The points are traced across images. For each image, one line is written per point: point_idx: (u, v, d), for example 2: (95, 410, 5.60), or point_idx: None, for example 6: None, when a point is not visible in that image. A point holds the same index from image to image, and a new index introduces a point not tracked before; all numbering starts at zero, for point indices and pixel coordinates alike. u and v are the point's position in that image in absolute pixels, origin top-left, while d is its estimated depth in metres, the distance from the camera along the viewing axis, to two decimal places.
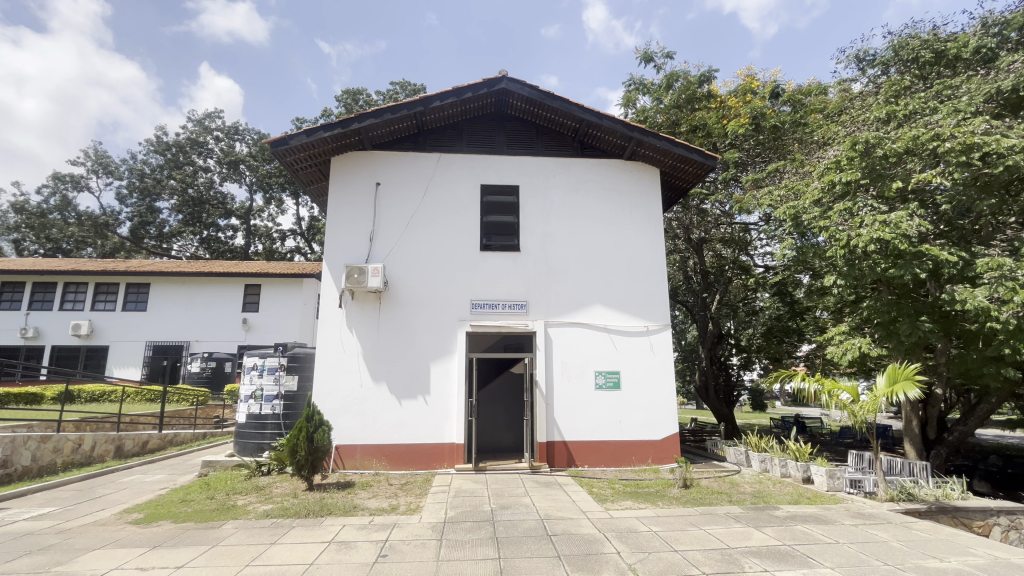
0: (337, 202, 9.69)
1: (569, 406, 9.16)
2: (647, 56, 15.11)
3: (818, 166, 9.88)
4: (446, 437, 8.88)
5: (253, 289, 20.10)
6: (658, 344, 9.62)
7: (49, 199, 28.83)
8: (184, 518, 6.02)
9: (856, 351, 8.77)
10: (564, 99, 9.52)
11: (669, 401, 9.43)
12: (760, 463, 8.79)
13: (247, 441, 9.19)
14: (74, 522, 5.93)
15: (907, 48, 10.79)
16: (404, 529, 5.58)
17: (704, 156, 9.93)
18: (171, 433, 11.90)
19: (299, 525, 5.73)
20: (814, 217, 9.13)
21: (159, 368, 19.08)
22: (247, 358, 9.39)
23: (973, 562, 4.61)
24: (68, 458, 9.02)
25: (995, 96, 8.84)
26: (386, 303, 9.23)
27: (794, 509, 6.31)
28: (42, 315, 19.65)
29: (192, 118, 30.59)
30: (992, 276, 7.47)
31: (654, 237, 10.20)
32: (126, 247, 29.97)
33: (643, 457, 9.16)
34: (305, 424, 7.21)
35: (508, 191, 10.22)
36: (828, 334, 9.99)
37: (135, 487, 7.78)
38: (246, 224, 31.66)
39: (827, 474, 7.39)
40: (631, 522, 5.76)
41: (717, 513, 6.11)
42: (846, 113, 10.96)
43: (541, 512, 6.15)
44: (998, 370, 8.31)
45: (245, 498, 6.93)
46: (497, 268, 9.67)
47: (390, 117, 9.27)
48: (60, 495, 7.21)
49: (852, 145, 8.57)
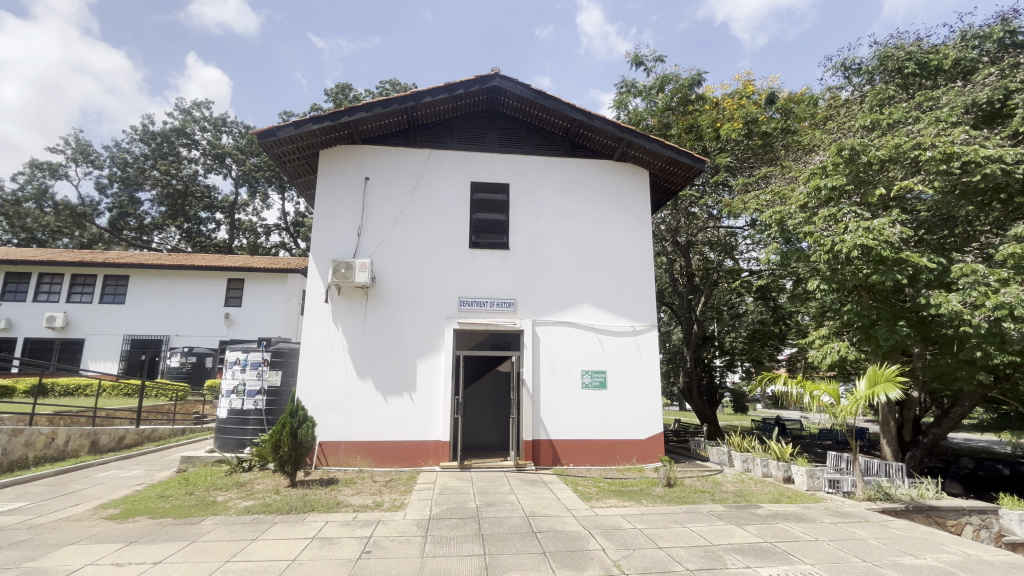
0: (325, 196, 9.58)
1: (554, 405, 9.17)
2: (638, 59, 15.20)
3: (803, 172, 10.01)
4: (431, 435, 8.83)
5: (236, 284, 19.78)
6: (644, 344, 9.69)
7: (25, 187, 28.10)
8: (161, 514, 5.90)
9: (836, 355, 8.91)
10: (556, 98, 9.56)
11: (654, 401, 9.50)
12: (743, 463, 8.89)
13: (228, 437, 9.04)
14: (46, 517, 5.74)
15: (891, 59, 10.92)
16: (389, 525, 5.53)
17: (692, 158, 10.03)
18: (149, 428, 11.61)
19: (281, 521, 5.64)
20: (799, 222, 9.22)
21: (137, 362, 18.62)
22: (230, 353, 9.26)
23: (947, 559, 4.73)
24: (41, 453, 8.79)
25: (973, 107, 9.10)
26: (373, 299, 9.15)
27: (776, 508, 6.39)
28: (14, 306, 19.07)
29: (178, 107, 30.00)
30: (967, 281, 7.69)
31: (641, 238, 10.26)
32: (104, 239, 29.30)
33: (627, 455, 9.22)
34: (288, 420, 7.14)
35: (499, 189, 10.21)
36: (809, 337, 10.12)
37: (110, 482, 7.58)
38: (231, 217, 31.17)
39: (807, 473, 7.56)
40: (616, 519, 5.79)
41: (701, 511, 6.18)
42: (833, 120, 11.15)
43: (526, 510, 6.15)
44: (972, 374, 8.54)
45: (225, 494, 6.81)
46: (486, 265, 9.65)
47: (381, 111, 9.18)
48: (31, 490, 6.99)
49: (838, 151, 8.70)
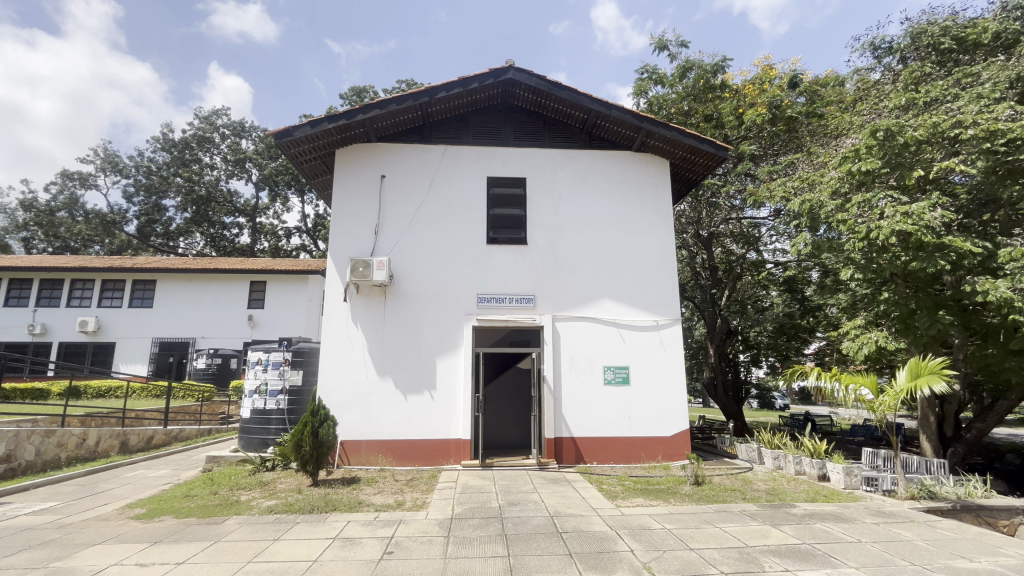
0: (341, 195, 9.57)
1: (576, 403, 8.99)
2: (661, 44, 14.84)
3: (833, 156, 9.57)
4: (452, 433, 8.75)
5: (258, 286, 20.07)
6: (668, 338, 9.44)
7: (57, 197, 29.13)
8: (186, 514, 5.93)
9: (873, 346, 8.44)
10: (571, 89, 9.35)
11: (680, 397, 9.24)
12: (773, 460, 8.55)
13: (252, 436, 9.11)
14: (75, 517, 5.82)
15: (925, 35, 10.27)
16: (411, 525, 5.44)
17: (715, 146, 9.71)
18: (177, 428, 11.83)
19: (303, 520, 5.61)
20: (830, 210, 8.78)
21: (165, 365, 19.07)
22: (252, 353, 9.34)
23: (1005, 563, 4.40)
24: (73, 453, 8.98)
25: (1018, 81, 8.52)
26: (391, 297, 9.11)
27: (812, 507, 6.11)
28: (49, 312, 19.73)
29: (199, 114, 30.65)
30: (1016, 266, 7.23)
31: (663, 230, 9.99)
32: (133, 245, 30.16)
33: (652, 453, 8.98)
34: (310, 419, 7.13)
35: (515, 184, 10.06)
36: (843, 328, 9.65)
37: (138, 482, 7.68)
38: (252, 221, 31.74)
39: (844, 471, 7.19)
40: (644, 519, 5.59)
41: (733, 511, 5.93)
42: (864, 101, 10.61)
43: (550, 509, 5.99)
44: (1020, 365, 8.05)
45: (249, 494, 6.82)
46: (504, 261, 9.51)
47: (395, 108, 9.13)
48: (63, 490, 7.12)
49: (871, 133, 8.12)
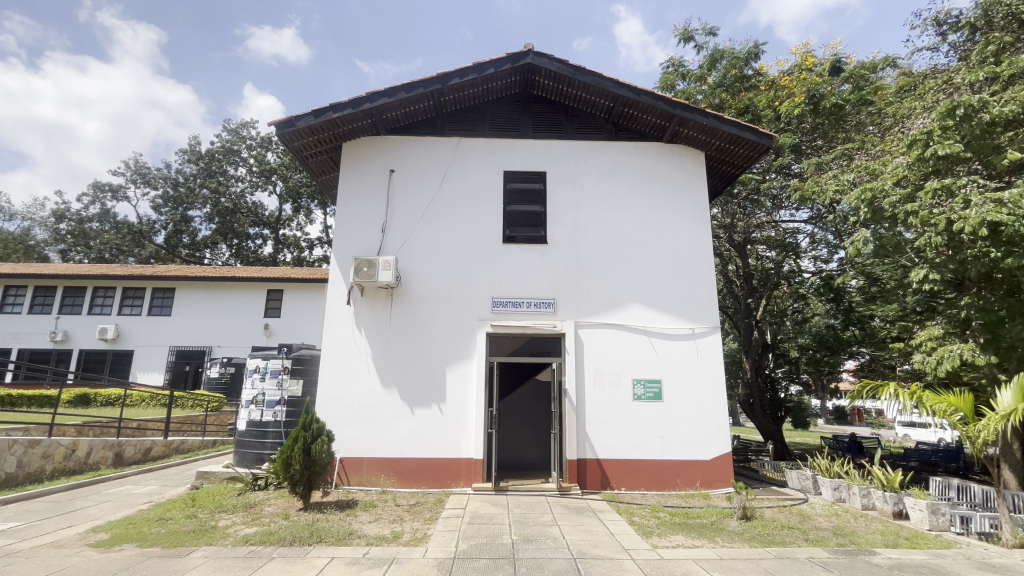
0: (347, 192, 8.90)
1: (603, 420, 7.99)
2: (687, 34, 13.97)
3: (901, 142, 8.43)
4: (463, 451, 7.83)
5: (275, 295, 19.69)
6: (706, 348, 8.37)
7: (90, 208, 29.75)
8: (151, 542, 5.14)
9: (956, 360, 7.12)
10: (596, 73, 8.53)
11: (720, 415, 8.12)
12: (833, 491, 7.35)
13: (246, 451, 8.39)
14: (28, 543, 5.10)
15: (1001, 5, 9.09)
16: (404, 566, 4.52)
17: (758, 134, 8.69)
18: (178, 440, 11.22)
19: (279, 556, 4.75)
20: (897, 203, 7.61)
21: (181, 374, 18.74)
22: (250, 360, 8.66)
23: None
24: (60, 466, 8.37)
25: None
26: (397, 300, 8.33)
27: (898, 556, 4.94)
28: (70, 319, 19.68)
29: (227, 127, 31.13)
30: None
31: (699, 227, 8.98)
32: (160, 255, 30.46)
33: (689, 480, 7.88)
34: (301, 434, 6.36)
35: (535, 178, 9.23)
36: (912, 339, 8.33)
37: (117, 501, 6.98)
38: (276, 232, 31.80)
39: (928, 509, 6.02)
40: (688, 567, 4.55)
41: (798, 558, 4.83)
42: (926, 82, 9.46)
43: (573, 549, 4.99)
44: None
45: (229, 518, 6.02)
46: (521, 262, 8.64)
47: (405, 97, 8.45)
48: (32, 508, 6.45)
49: (948, 111, 7.14)
